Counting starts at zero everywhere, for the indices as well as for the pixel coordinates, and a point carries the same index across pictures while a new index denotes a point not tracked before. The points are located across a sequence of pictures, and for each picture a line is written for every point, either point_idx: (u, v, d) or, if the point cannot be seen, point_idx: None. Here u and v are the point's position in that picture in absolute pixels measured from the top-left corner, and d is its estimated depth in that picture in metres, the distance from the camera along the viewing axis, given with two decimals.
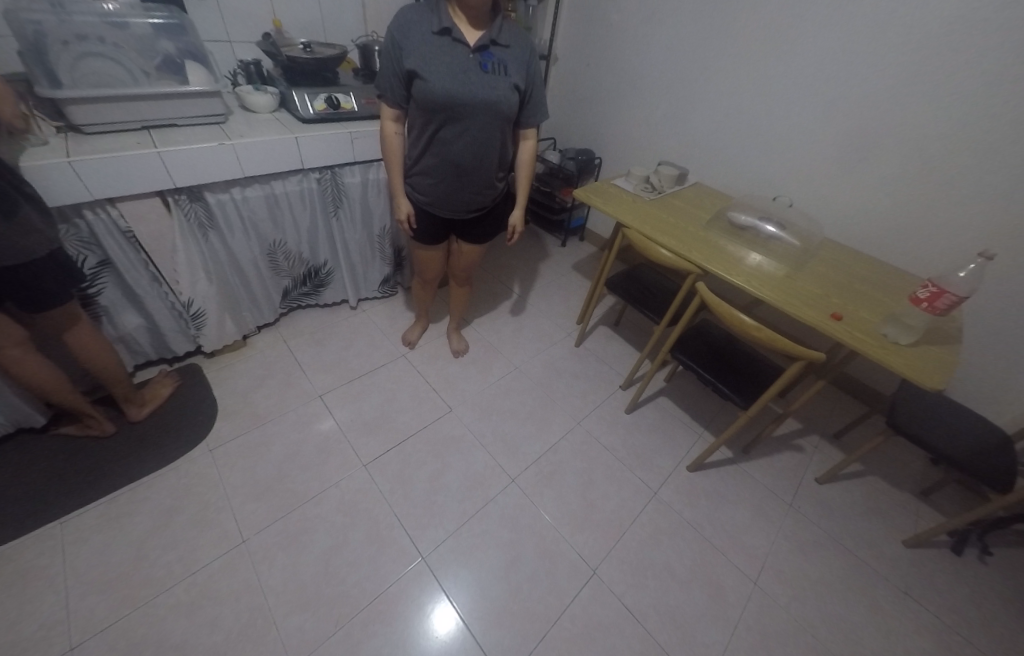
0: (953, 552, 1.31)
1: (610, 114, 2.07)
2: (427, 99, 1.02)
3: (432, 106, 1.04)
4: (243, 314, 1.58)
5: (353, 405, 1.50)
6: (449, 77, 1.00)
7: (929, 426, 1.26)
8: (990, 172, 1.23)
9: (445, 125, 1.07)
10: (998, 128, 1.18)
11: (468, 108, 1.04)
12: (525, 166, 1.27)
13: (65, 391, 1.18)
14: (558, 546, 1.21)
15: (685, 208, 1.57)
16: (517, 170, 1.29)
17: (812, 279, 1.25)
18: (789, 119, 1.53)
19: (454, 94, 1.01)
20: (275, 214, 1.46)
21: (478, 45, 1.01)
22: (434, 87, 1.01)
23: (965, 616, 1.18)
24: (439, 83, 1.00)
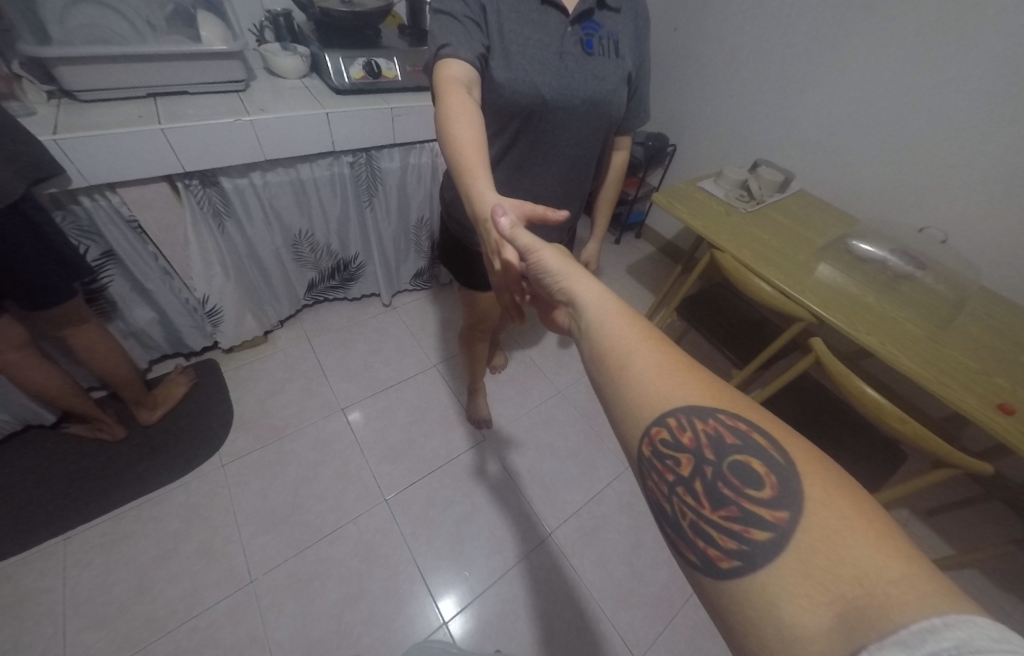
0: None
1: (697, 94, 1.73)
2: (514, 98, 0.74)
3: (521, 108, 0.75)
4: (265, 309, 1.44)
5: (378, 424, 1.36)
6: (546, 66, 0.73)
7: None
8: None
9: (534, 132, 0.79)
10: None
11: (561, 118, 0.78)
12: (614, 183, 1.06)
13: (72, 395, 1.07)
14: (597, 624, 1.06)
15: (788, 227, 1.30)
16: (601, 190, 1.08)
17: (958, 343, 1.01)
18: (947, 120, 1.17)
19: (551, 90, 0.74)
20: (302, 203, 1.27)
21: (580, 13, 0.74)
22: (526, 81, 0.72)
23: None
24: (535, 74, 0.72)
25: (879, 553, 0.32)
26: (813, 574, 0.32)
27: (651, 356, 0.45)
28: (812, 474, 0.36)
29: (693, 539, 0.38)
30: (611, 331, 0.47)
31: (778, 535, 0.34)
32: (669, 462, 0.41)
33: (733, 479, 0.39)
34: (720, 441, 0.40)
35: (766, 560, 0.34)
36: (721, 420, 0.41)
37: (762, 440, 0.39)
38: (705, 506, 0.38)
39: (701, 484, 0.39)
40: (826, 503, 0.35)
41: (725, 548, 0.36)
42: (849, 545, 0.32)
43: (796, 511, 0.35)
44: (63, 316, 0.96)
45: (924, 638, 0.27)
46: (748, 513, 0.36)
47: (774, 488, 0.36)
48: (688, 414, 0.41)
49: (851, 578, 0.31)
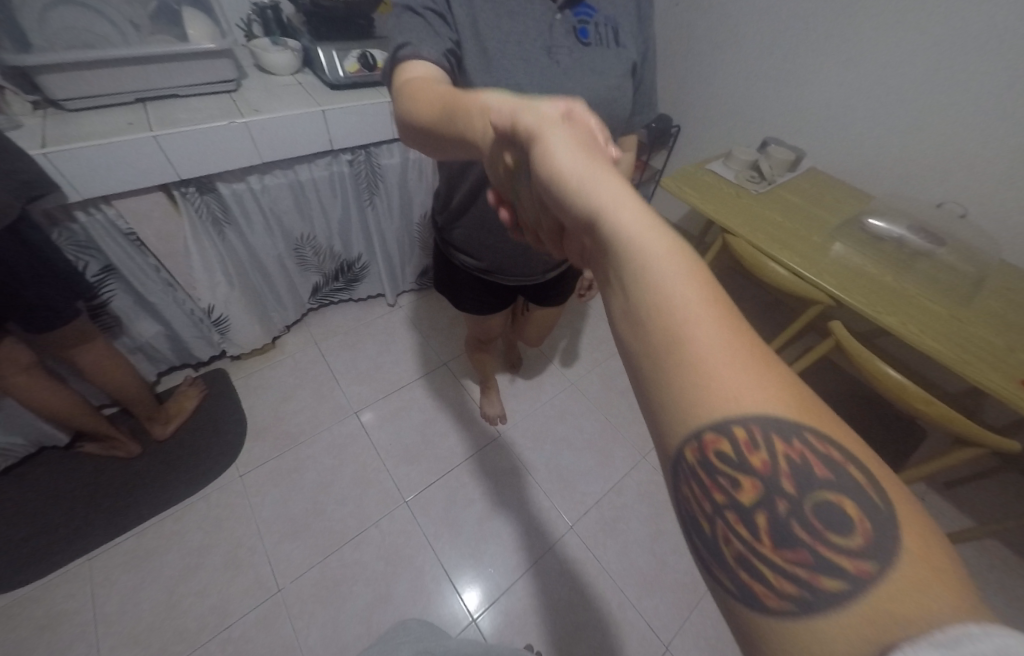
0: None
1: (699, 71, 1.68)
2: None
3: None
4: (271, 315, 1.41)
5: (392, 426, 1.35)
6: (532, 65, 0.66)
7: None
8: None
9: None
10: None
11: None
12: None
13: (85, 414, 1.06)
14: (624, 612, 1.07)
15: (801, 207, 1.27)
16: None
17: (981, 320, 1.00)
18: (963, 88, 1.14)
19: (540, 90, 0.67)
20: (302, 205, 1.23)
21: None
22: (511, 83, 0.65)
23: None
24: (518, 75, 0.65)
25: (966, 603, 0.22)
26: (882, 624, 0.23)
27: (729, 340, 0.27)
28: (914, 523, 0.25)
29: (734, 574, 0.27)
30: (662, 288, 0.28)
31: (856, 586, 0.24)
32: (721, 480, 0.28)
33: (817, 521, 0.26)
34: (805, 471, 0.27)
35: (833, 608, 0.24)
36: (809, 440, 0.27)
37: (860, 475, 0.27)
38: (764, 543, 0.27)
39: (764, 517, 0.27)
40: (926, 562, 0.24)
41: (778, 588, 0.25)
42: (936, 597, 0.23)
43: (891, 564, 0.24)
44: (68, 336, 0.94)
45: (960, 642, 0.20)
46: (828, 561, 0.25)
47: (869, 537, 0.25)
48: (768, 428, 0.26)
49: (918, 620, 0.22)
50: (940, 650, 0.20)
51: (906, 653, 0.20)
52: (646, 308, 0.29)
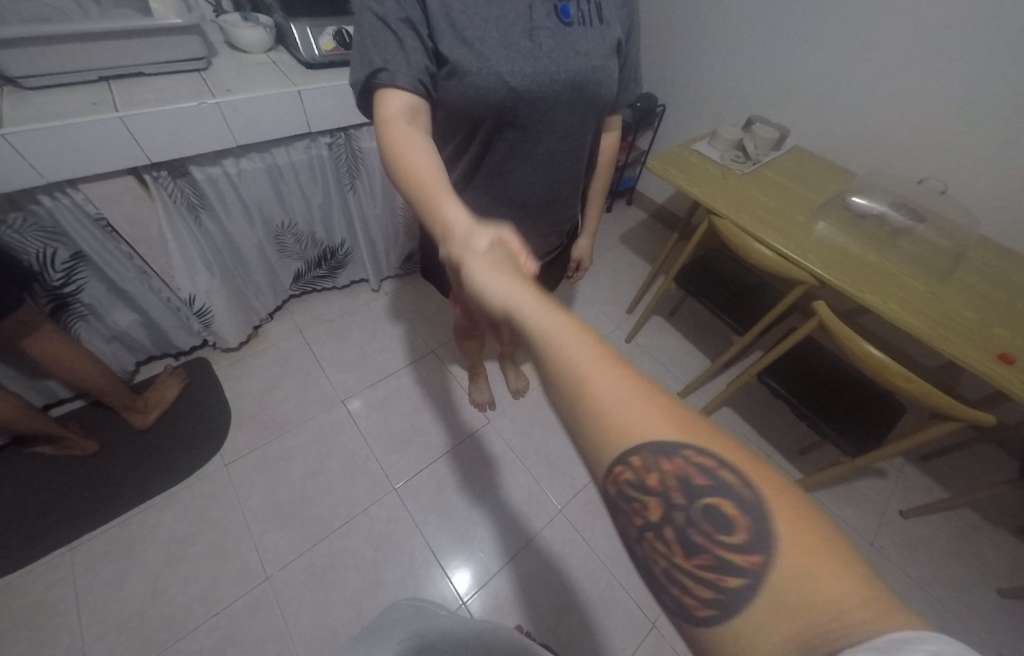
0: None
1: (686, 52, 1.66)
2: (480, 93, 0.64)
3: (493, 104, 0.66)
4: (252, 303, 1.39)
5: (379, 413, 1.34)
6: (512, 49, 0.63)
7: None
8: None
9: (512, 128, 0.71)
10: None
11: (536, 111, 0.69)
12: (605, 168, 1.01)
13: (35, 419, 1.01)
14: (611, 590, 1.09)
15: (786, 187, 1.27)
16: (593, 179, 1.03)
17: (959, 295, 1.02)
18: (944, 66, 1.13)
19: (522, 76, 0.64)
20: (280, 190, 1.20)
21: None
22: (491, 72, 0.63)
23: None
24: (498, 61, 0.62)
25: (845, 584, 0.28)
26: (786, 613, 0.28)
27: (619, 383, 0.34)
28: (783, 506, 0.31)
29: (664, 585, 0.32)
30: (570, 352, 0.35)
31: (752, 581, 0.29)
32: (636, 505, 0.33)
33: (705, 524, 0.32)
34: (689, 482, 0.32)
35: (744, 606, 0.29)
36: (688, 456, 0.32)
37: (733, 477, 0.32)
38: (677, 554, 0.32)
39: (671, 531, 0.32)
40: (805, 547, 0.29)
41: (700, 596, 0.30)
42: (819, 578, 0.28)
43: (774, 555, 0.29)
44: (21, 327, 0.90)
45: (899, 647, 0.25)
46: (724, 560, 0.30)
47: (747, 530, 0.30)
48: (654, 453, 0.32)
49: (820, 608, 0.27)
50: (881, 654, 0.25)
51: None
52: (557, 367, 0.35)
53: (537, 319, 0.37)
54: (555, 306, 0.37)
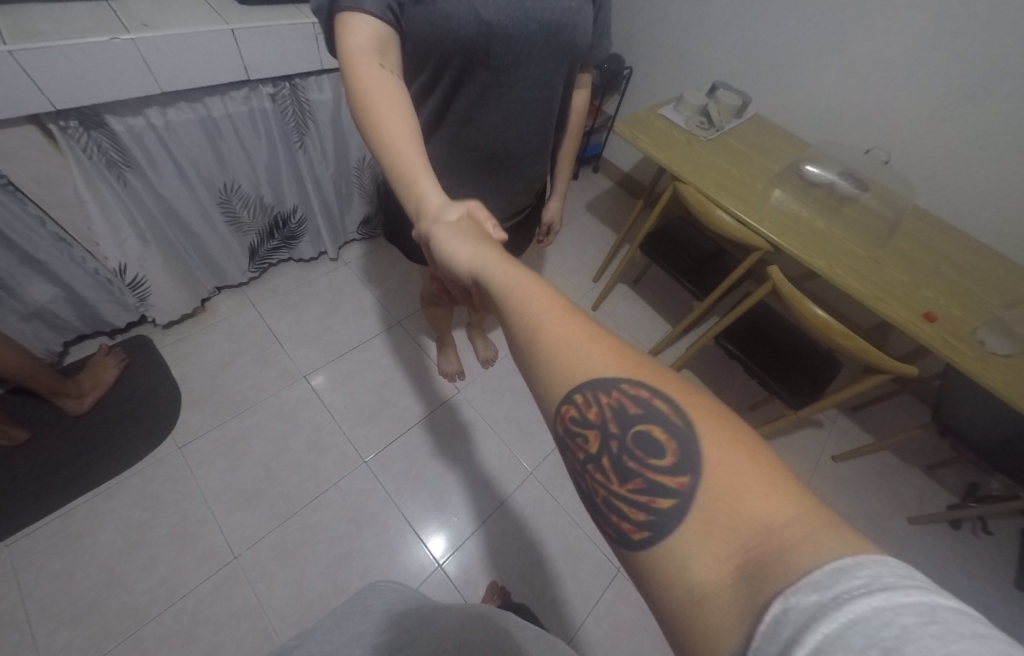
0: (951, 528, 1.29)
1: (651, 10, 1.62)
2: (450, 24, 0.59)
3: (463, 39, 0.61)
4: (197, 275, 1.28)
5: (345, 387, 1.30)
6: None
7: (961, 411, 1.13)
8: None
9: (482, 69, 0.66)
10: None
11: (508, 52, 0.65)
12: (577, 125, 0.97)
13: None
14: (581, 543, 1.16)
15: (746, 154, 1.30)
16: (563, 138, 1.00)
17: (895, 260, 1.10)
18: (891, 37, 1.18)
19: (494, 9, 0.60)
20: (220, 149, 1.07)
21: None
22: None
23: (980, 595, 1.19)
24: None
25: (777, 499, 0.27)
26: (717, 532, 0.27)
27: (565, 327, 0.36)
28: (718, 436, 0.31)
29: (605, 515, 0.32)
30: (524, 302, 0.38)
31: (683, 500, 0.29)
32: (578, 439, 0.34)
33: (638, 450, 0.33)
34: (623, 411, 0.33)
35: (673, 528, 0.29)
36: (626, 389, 0.34)
37: (667, 406, 0.33)
38: (614, 482, 0.33)
39: (607, 459, 0.33)
40: (726, 463, 0.29)
41: (635, 521, 0.31)
42: (744, 492, 0.28)
43: (701, 476, 0.29)
44: None
45: (836, 578, 0.23)
46: (657, 482, 0.31)
47: (675, 453, 0.31)
48: (594, 388, 0.34)
49: (755, 529, 0.27)
50: (819, 589, 0.23)
51: (791, 595, 0.23)
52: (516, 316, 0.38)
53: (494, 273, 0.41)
54: (511, 265, 0.41)
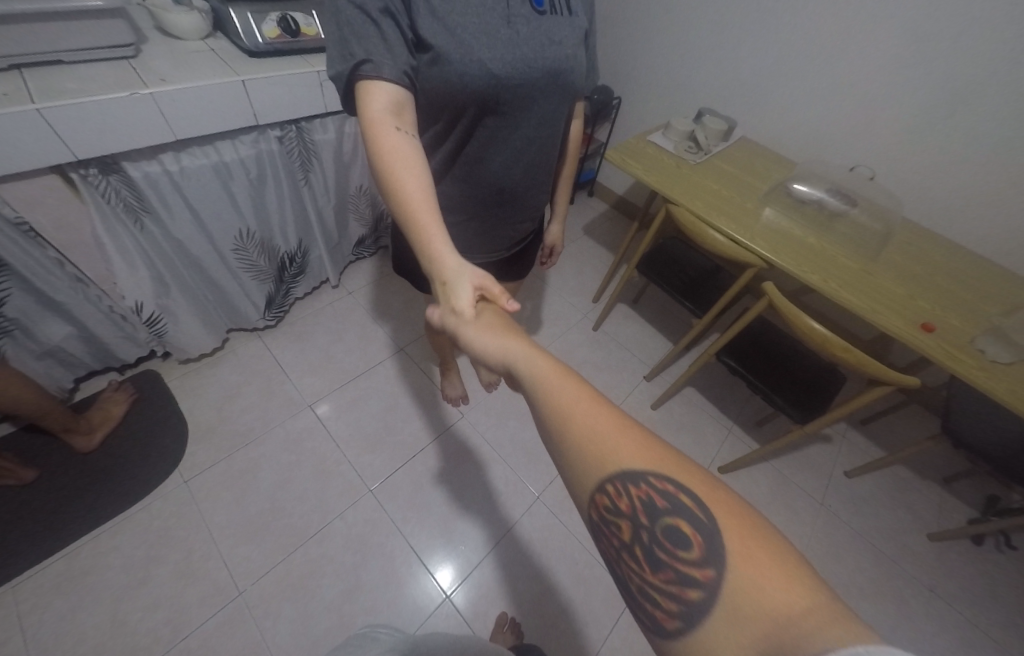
0: (974, 544, 1.25)
1: (637, 45, 1.71)
2: (463, 80, 0.63)
3: (475, 91, 0.65)
4: (216, 316, 1.31)
5: (349, 415, 1.31)
6: (494, 37, 0.62)
7: (971, 420, 1.12)
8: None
9: (493, 115, 0.70)
10: None
11: (517, 97, 0.68)
12: (572, 151, 1.01)
13: None
14: (590, 569, 1.14)
15: (735, 174, 1.35)
16: (560, 165, 1.03)
17: (889, 272, 1.12)
18: (869, 60, 1.23)
19: (503, 62, 0.63)
20: (232, 191, 1.12)
21: None
22: (472, 58, 0.61)
23: (1011, 617, 1.14)
24: (480, 49, 0.61)
25: (789, 591, 0.32)
26: (744, 621, 0.31)
27: (595, 419, 0.40)
28: (733, 525, 0.35)
29: (640, 603, 0.36)
30: (557, 398, 0.42)
31: (710, 591, 0.33)
32: (612, 527, 0.38)
33: (667, 540, 0.36)
34: (652, 503, 0.37)
35: (702, 618, 0.33)
36: (651, 482, 0.37)
37: (690, 499, 0.36)
38: (646, 570, 0.36)
39: (639, 547, 0.37)
40: (748, 556, 0.33)
41: (669, 610, 0.34)
42: (766, 586, 0.32)
43: (724, 569, 0.33)
44: None
45: None
46: (684, 573, 0.35)
47: (702, 544, 0.35)
48: (625, 478, 0.37)
49: (781, 622, 0.31)
50: None
51: None
52: (547, 409, 0.42)
53: (532, 367, 0.45)
54: (547, 357, 0.45)
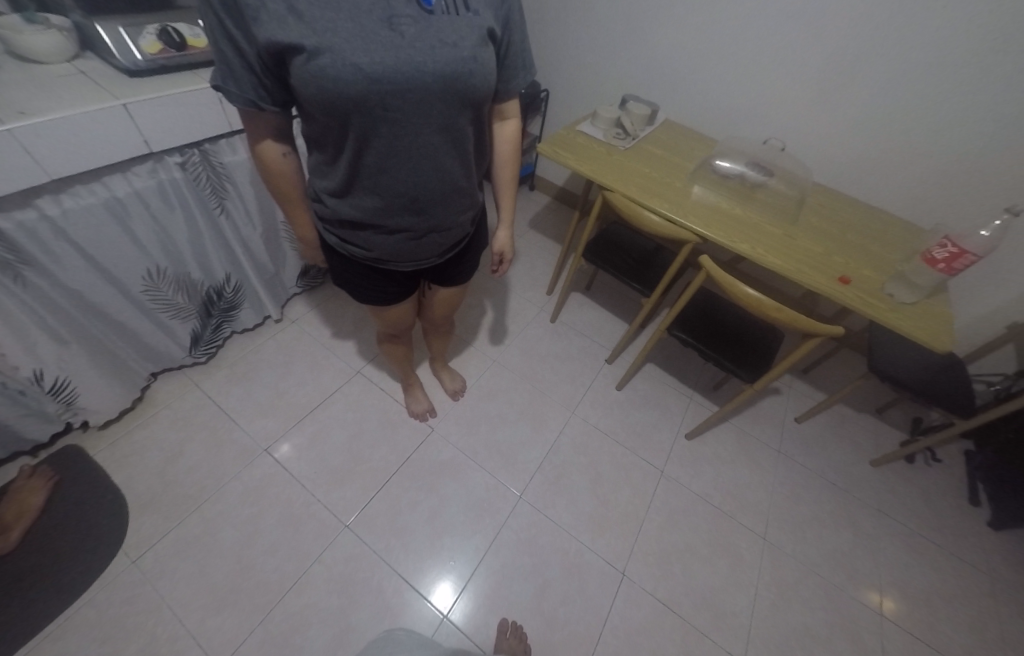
0: (906, 462, 1.42)
1: (553, 34, 1.71)
2: (337, 85, 0.59)
3: (355, 97, 0.60)
4: (134, 366, 1.18)
5: (313, 452, 1.23)
6: (369, 38, 0.58)
7: (893, 357, 1.25)
8: (993, 99, 1.14)
9: (383, 123, 0.63)
10: (974, 53, 1.10)
11: (407, 102, 0.62)
12: (507, 157, 0.98)
13: None
14: (582, 556, 1.16)
15: (664, 157, 1.40)
16: (498, 173, 1.01)
17: (807, 234, 1.22)
18: (768, 37, 1.32)
19: (383, 65, 0.59)
20: (130, 228, 0.99)
21: None
22: (345, 61, 0.57)
23: (941, 518, 1.31)
24: (352, 51, 0.57)
25: None
26: None
27: None
28: None
29: None
30: None
31: None
32: None
33: None
34: None
35: None
36: None
37: None
38: None
39: None
40: None
41: None
42: None
43: None
44: None
45: None
46: None
47: None
48: None
49: None
50: None
51: None
52: None
53: None
54: None
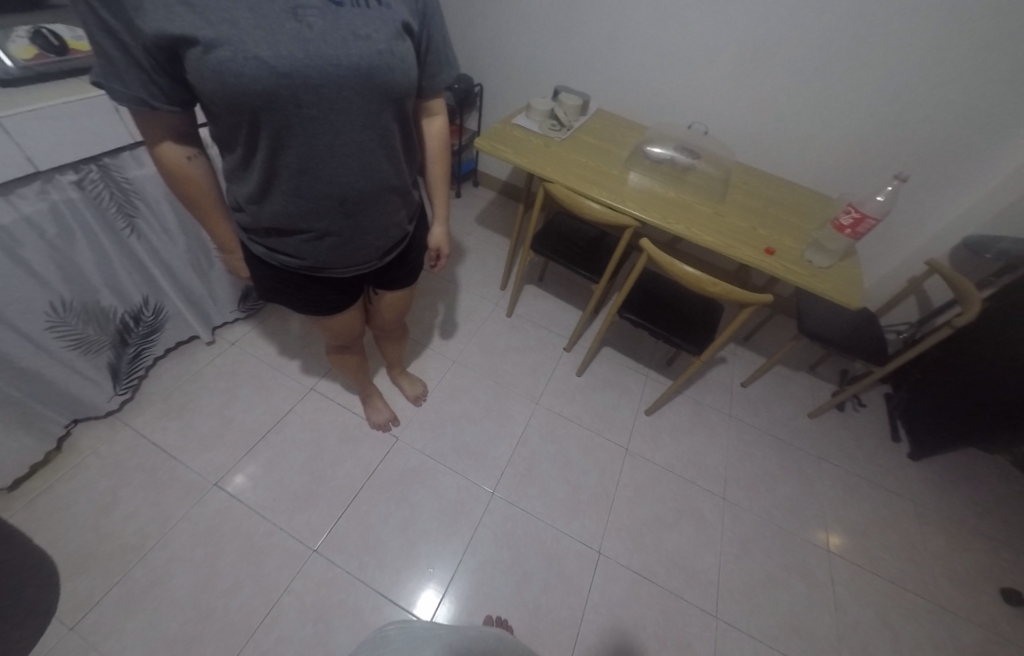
0: (838, 411, 1.56)
1: (479, 27, 1.69)
2: (241, 81, 0.55)
3: (263, 94, 0.56)
4: (46, 413, 1.05)
5: (270, 478, 1.16)
6: (273, 30, 0.54)
7: (818, 318, 1.37)
8: (881, 79, 1.27)
9: (299, 120, 0.60)
10: (860, 35, 1.22)
11: (323, 98, 0.59)
12: (439, 154, 0.95)
13: None
14: (558, 542, 1.18)
15: (599, 146, 1.43)
16: (428, 168, 0.98)
17: (735, 211, 1.30)
18: (682, 27, 1.39)
19: (291, 58, 0.55)
20: (20, 260, 0.87)
21: None
22: (247, 55, 0.54)
23: (870, 457, 1.46)
24: (254, 44, 0.54)
25: None
26: None
27: None
28: None
29: None
30: None
31: None
32: None
33: None
34: None
35: None
36: None
37: None
38: None
39: None
40: None
41: None
42: None
43: None
44: None
45: None
46: None
47: None
48: None
49: None
50: None
51: None
52: None
53: None
54: None
